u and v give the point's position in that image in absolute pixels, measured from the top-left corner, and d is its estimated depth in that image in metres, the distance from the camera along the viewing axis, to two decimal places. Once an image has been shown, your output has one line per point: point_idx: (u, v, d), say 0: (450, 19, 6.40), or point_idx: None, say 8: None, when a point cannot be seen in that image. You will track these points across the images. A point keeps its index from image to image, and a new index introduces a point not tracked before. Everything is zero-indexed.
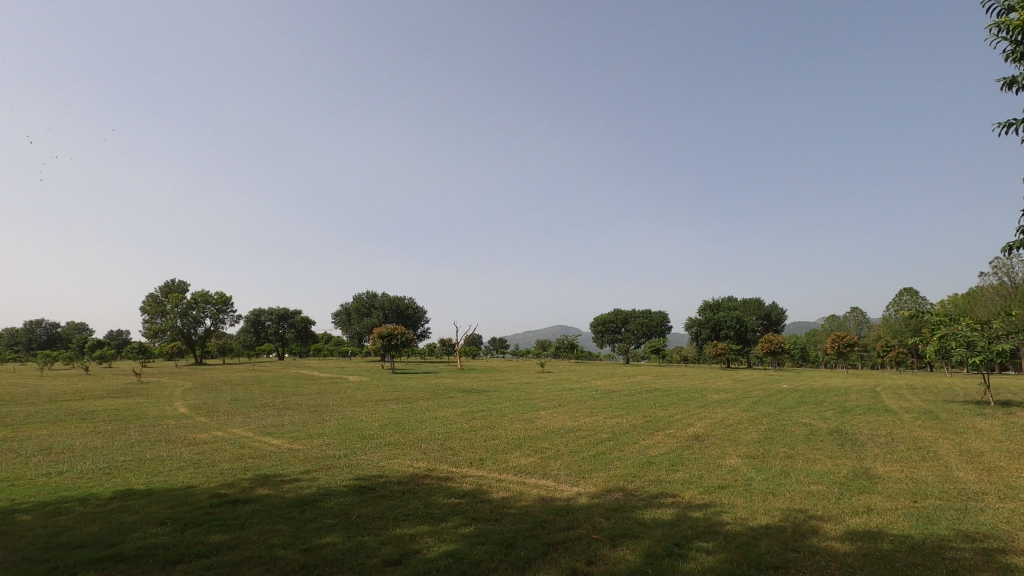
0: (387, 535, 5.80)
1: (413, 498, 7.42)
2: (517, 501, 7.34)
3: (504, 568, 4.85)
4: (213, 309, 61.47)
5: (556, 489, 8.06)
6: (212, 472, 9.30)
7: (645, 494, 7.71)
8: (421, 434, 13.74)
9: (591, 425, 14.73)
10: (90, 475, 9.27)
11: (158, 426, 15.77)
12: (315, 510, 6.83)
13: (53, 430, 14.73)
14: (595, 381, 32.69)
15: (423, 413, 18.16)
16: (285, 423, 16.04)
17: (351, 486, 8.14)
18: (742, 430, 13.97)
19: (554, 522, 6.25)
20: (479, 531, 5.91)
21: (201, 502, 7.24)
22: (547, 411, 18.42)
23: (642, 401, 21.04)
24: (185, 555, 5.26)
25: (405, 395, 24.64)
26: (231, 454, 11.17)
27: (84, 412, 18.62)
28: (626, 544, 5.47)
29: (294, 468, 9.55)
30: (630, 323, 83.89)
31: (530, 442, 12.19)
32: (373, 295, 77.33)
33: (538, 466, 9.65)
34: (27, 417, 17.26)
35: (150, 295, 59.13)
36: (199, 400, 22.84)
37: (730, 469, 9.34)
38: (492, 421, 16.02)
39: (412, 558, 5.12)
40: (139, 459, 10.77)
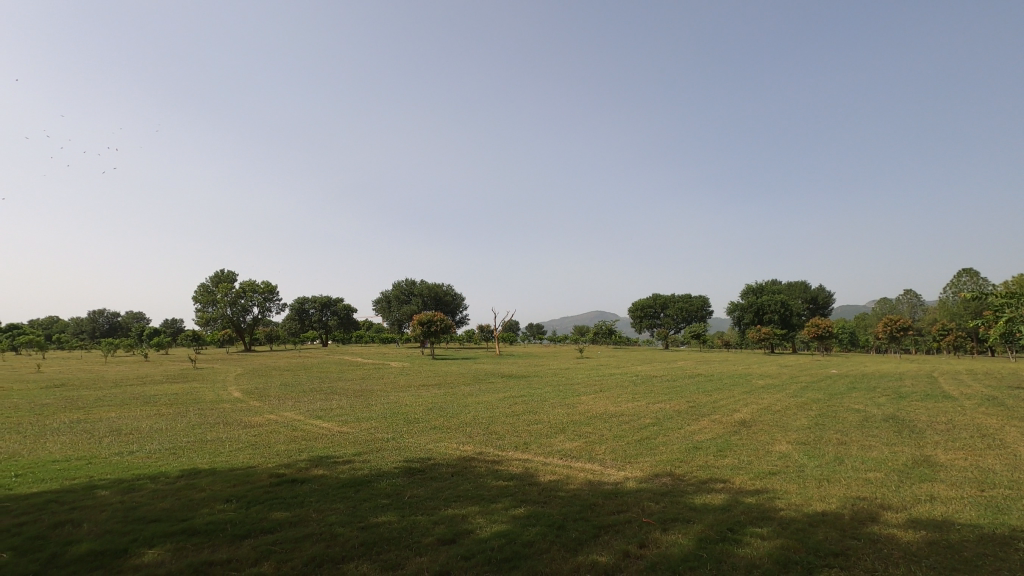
0: (440, 515, 5.95)
1: (462, 480, 7.57)
2: (565, 484, 7.42)
3: (556, 549, 4.92)
4: (261, 298, 63.61)
5: (602, 473, 8.08)
6: (269, 453, 9.72)
7: (694, 479, 7.64)
8: (464, 418, 13.98)
9: (634, 411, 14.66)
10: (157, 455, 9.84)
11: (215, 409, 16.56)
12: (368, 490, 7.05)
13: (121, 413, 15.66)
14: (636, 366, 32.45)
15: (466, 398, 18.43)
16: (333, 407, 16.55)
17: (401, 468, 8.37)
18: (791, 416, 13.63)
19: (603, 506, 6.28)
20: (529, 513, 5.99)
21: (261, 481, 7.59)
22: (588, 396, 18.34)
23: (685, 387, 20.72)
24: (251, 531, 5.53)
25: (447, 380, 25.06)
26: (286, 437, 11.64)
27: (147, 396, 19.67)
28: (678, 528, 5.44)
29: (345, 450, 9.88)
30: (670, 308, 82.52)
31: (573, 427, 12.21)
32: (412, 283, 78.35)
33: (583, 450, 9.68)
34: (96, 400, 18.43)
35: (202, 285, 61.63)
36: (251, 385, 23.85)
37: (780, 455, 9.15)
38: (534, 406, 16.10)
39: (465, 538, 5.23)
40: (200, 440, 11.35)
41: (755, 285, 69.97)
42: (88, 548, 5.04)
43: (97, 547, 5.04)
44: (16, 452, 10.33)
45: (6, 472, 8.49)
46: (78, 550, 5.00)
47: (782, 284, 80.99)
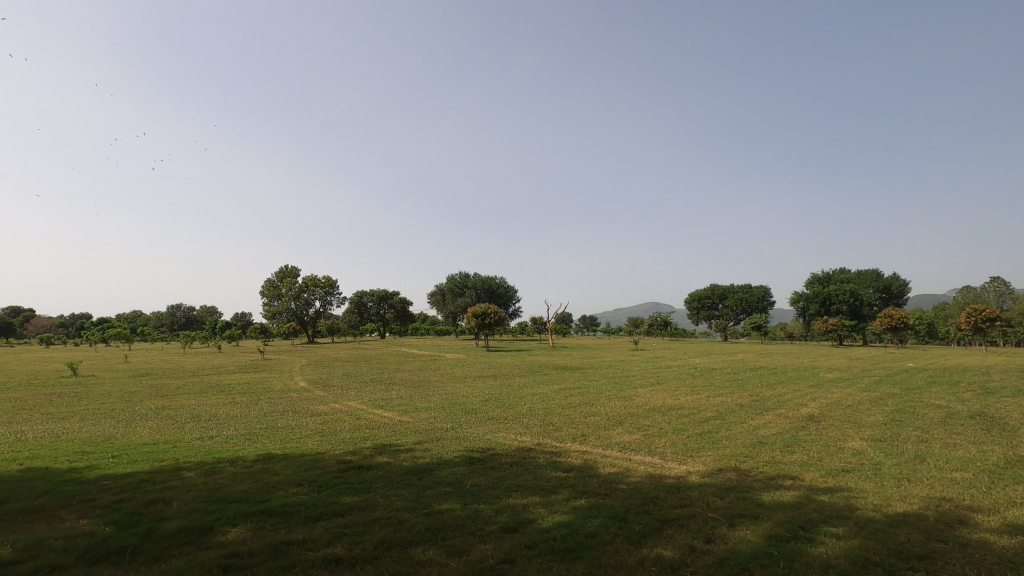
0: (502, 504, 6.04)
1: (522, 471, 7.64)
2: (626, 476, 7.36)
3: (620, 541, 4.88)
4: (322, 292, 66.13)
5: (663, 467, 7.95)
6: (335, 440, 10.14)
7: (760, 475, 7.39)
8: (521, 410, 14.08)
9: (694, 404, 14.33)
10: (234, 440, 10.46)
11: (284, 398, 17.45)
12: (431, 478, 7.25)
13: (200, 401, 16.75)
14: (693, 358, 31.68)
15: (521, 389, 18.56)
16: (393, 397, 17.06)
17: (462, 457, 8.54)
18: (864, 412, 12.91)
19: (665, 499, 6.18)
20: (591, 505, 5.97)
21: (330, 467, 7.94)
22: (645, 389, 18.05)
23: (747, 380, 20.01)
24: (323, 513, 5.80)
25: (502, 372, 25.33)
26: (350, 425, 12.12)
27: (223, 385, 20.95)
28: (745, 525, 5.29)
29: (407, 438, 10.16)
30: (728, 299, 79.84)
31: (631, 419, 12.06)
32: (465, 276, 79.31)
33: (642, 443, 9.54)
34: (178, 389, 19.82)
35: (268, 281, 64.78)
36: (316, 376, 24.89)
37: (854, 452, 8.70)
38: (590, 398, 16.00)
39: (528, 527, 5.29)
40: (272, 427, 11.99)
41: (821, 274, 66.51)
42: (180, 524, 5.43)
43: (186, 524, 5.43)
44: (111, 435, 11.25)
45: (103, 453, 9.27)
46: (170, 526, 5.40)
47: (851, 273, 76.41)
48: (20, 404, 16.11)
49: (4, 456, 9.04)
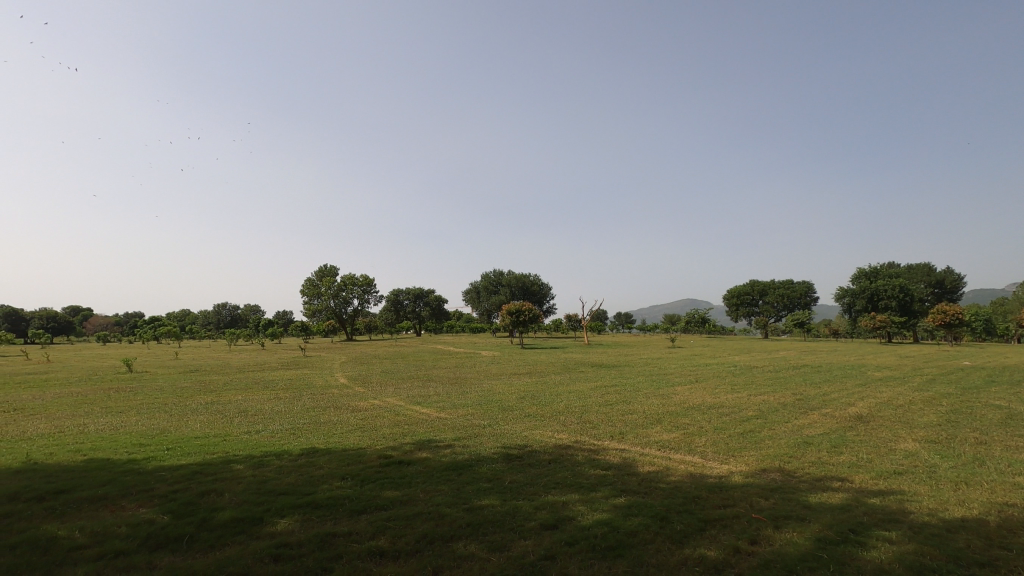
0: (541, 501, 6.06)
1: (560, 468, 7.64)
2: (666, 475, 7.28)
3: (661, 541, 4.84)
4: (360, 291, 67.46)
5: (704, 466, 7.82)
6: (375, 435, 10.35)
7: (807, 476, 7.18)
8: (557, 407, 14.08)
9: (735, 402, 14.02)
10: (279, 434, 10.81)
11: (325, 394, 17.90)
12: (470, 473, 7.32)
13: (246, 396, 17.36)
14: (733, 356, 30.97)
15: (557, 386, 18.53)
16: (431, 394, 17.29)
17: (500, 453, 8.60)
18: (916, 412, 12.38)
19: (707, 499, 6.08)
20: (631, 503, 5.93)
21: (371, 461, 8.12)
22: (684, 386, 17.77)
23: (789, 378, 19.43)
24: (366, 506, 5.94)
25: (538, 369, 25.34)
26: (390, 421, 12.36)
27: (267, 381, 21.64)
28: (792, 527, 5.16)
29: (446, 434, 10.30)
30: (769, 296, 77.67)
31: (670, 418, 11.87)
32: (500, 273, 79.53)
33: (682, 442, 9.39)
34: (225, 385, 20.60)
35: (308, 280, 66.49)
36: (355, 372, 25.46)
37: (906, 453, 8.37)
38: (627, 396, 15.84)
39: (568, 524, 5.29)
40: (315, 422, 12.33)
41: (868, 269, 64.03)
42: (231, 515, 5.65)
43: (238, 515, 5.65)
44: (166, 428, 11.80)
45: (159, 445, 9.73)
46: (223, 516, 5.63)
47: (901, 267, 73.24)
48: (82, 398, 17.04)
49: (69, 447, 9.59)
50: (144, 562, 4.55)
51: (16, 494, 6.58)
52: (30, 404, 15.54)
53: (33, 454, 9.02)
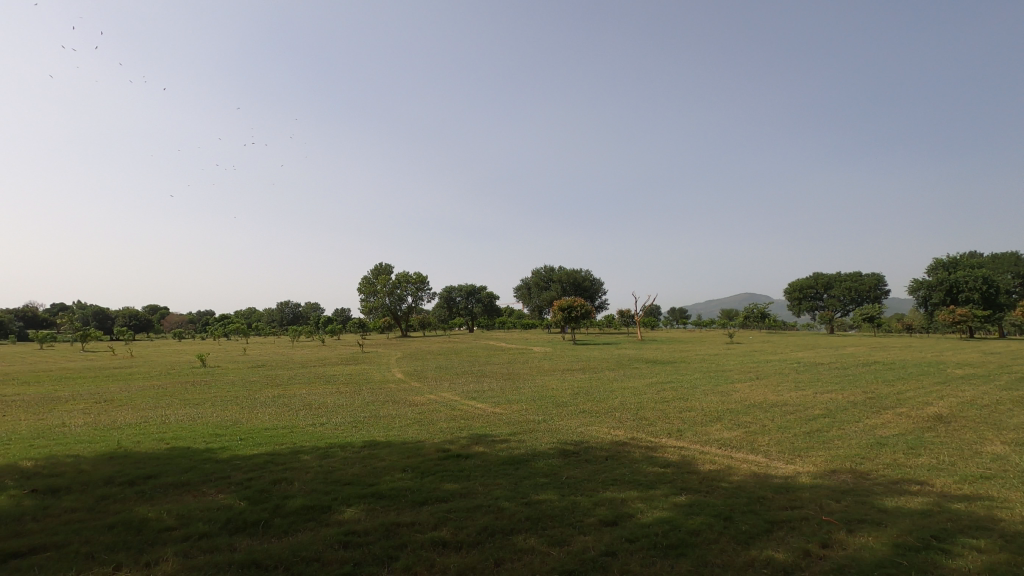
0: (599, 497, 6.02)
1: (618, 464, 7.58)
2: (728, 474, 7.08)
3: (726, 541, 4.72)
4: (414, 288, 68.91)
5: (769, 466, 7.54)
6: (433, 429, 10.57)
7: (882, 478, 6.81)
8: (612, 403, 13.95)
9: (800, 400, 13.44)
10: (343, 427, 11.23)
11: (384, 389, 18.46)
12: (527, 468, 7.38)
13: (309, 390, 18.11)
14: (796, 353, 29.61)
15: (611, 383, 18.33)
16: (485, 389, 17.50)
17: (556, 449, 8.61)
18: (1006, 412, 11.46)
19: (774, 500, 5.87)
20: (692, 502, 5.81)
21: (430, 454, 8.31)
22: (744, 383, 17.19)
23: (859, 376, 18.41)
24: (427, 498, 6.10)
25: (591, 365, 25.13)
26: (446, 415, 12.60)
27: (329, 376, 22.52)
28: (867, 531, 4.92)
29: (501, 429, 10.40)
30: (834, 289, 73.90)
31: (730, 416, 11.53)
32: (551, 269, 79.34)
33: (744, 441, 9.10)
34: (290, 379, 21.62)
35: (364, 278, 68.55)
36: (411, 367, 26.08)
37: (995, 457, 7.78)
38: (684, 392, 15.48)
39: (628, 521, 5.25)
40: (375, 416, 12.73)
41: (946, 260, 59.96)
42: (302, 502, 5.94)
43: (308, 503, 5.93)
44: (238, 420, 12.51)
45: (232, 435, 10.33)
46: (295, 503, 5.92)
47: (985, 257, 67.82)
48: (163, 391, 18.26)
49: (154, 436, 10.32)
50: (225, 544, 4.85)
51: (111, 478, 7.15)
52: (117, 396, 16.77)
53: (122, 442, 9.76)
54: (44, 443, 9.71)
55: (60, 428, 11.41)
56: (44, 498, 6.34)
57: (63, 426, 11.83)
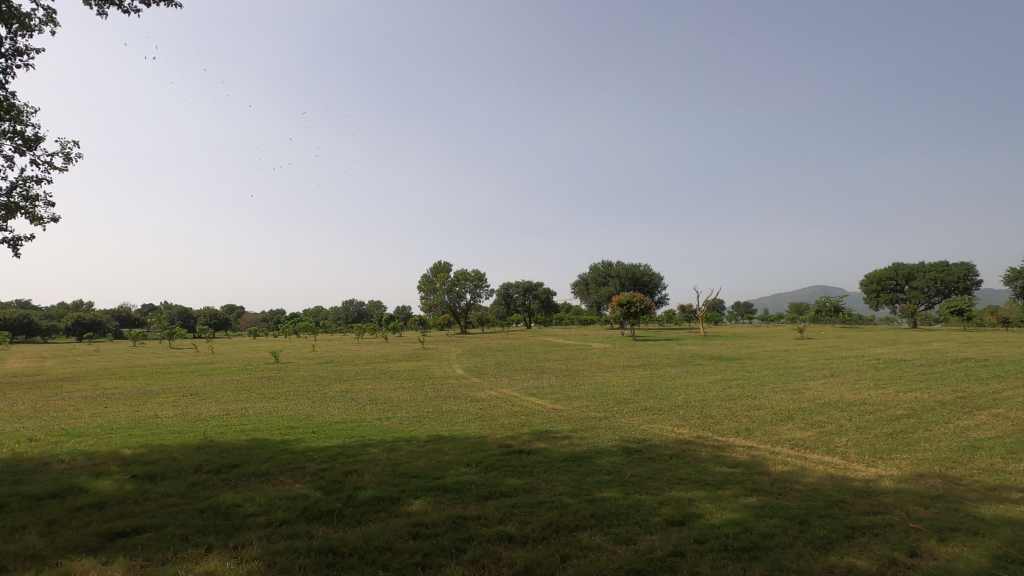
0: (665, 496, 5.92)
1: (683, 463, 7.41)
2: (803, 476, 6.77)
3: (802, 545, 4.52)
4: (472, 285, 69.76)
5: (847, 468, 7.15)
6: (494, 425, 10.70)
7: (976, 484, 6.30)
8: (675, 400, 13.62)
9: (879, 399, 12.63)
10: (408, 421, 11.60)
11: (445, 384, 18.89)
12: (590, 465, 7.34)
13: (375, 386, 18.74)
14: (875, 348, 27.81)
15: (674, 380, 17.90)
16: (544, 386, 17.52)
17: (619, 446, 8.52)
18: None
19: (853, 504, 5.56)
20: (764, 504, 5.60)
21: (493, 450, 8.43)
22: (817, 381, 16.36)
23: (948, 374, 17.06)
24: (492, 493, 6.19)
25: (652, 361, 24.64)
26: (507, 411, 12.73)
27: (393, 371, 23.28)
28: (961, 540, 4.57)
29: (562, 426, 10.37)
30: (916, 281, 68.73)
31: (803, 415, 10.98)
32: (608, 265, 78.41)
33: (819, 441, 8.67)
34: (356, 374, 22.52)
35: (424, 276, 70.17)
36: (471, 364, 26.50)
37: None
38: (752, 390, 14.92)
39: (696, 522, 5.13)
40: (438, 411, 13.04)
41: None
42: (372, 493, 6.18)
43: (378, 494, 6.16)
44: (311, 413, 13.15)
45: (305, 428, 10.88)
46: (365, 494, 6.17)
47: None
48: (242, 385, 19.45)
49: (235, 428, 11.01)
50: (304, 531, 5.13)
51: (200, 466, 7.71)
52: (201, 390, 18.00)
53: (208, 433, 10.48)
54: (141, 433, 10.58)
55: (154, 419, 12.42)
56: (143, 483, 6.93)
57: (156, 417, 12.85)
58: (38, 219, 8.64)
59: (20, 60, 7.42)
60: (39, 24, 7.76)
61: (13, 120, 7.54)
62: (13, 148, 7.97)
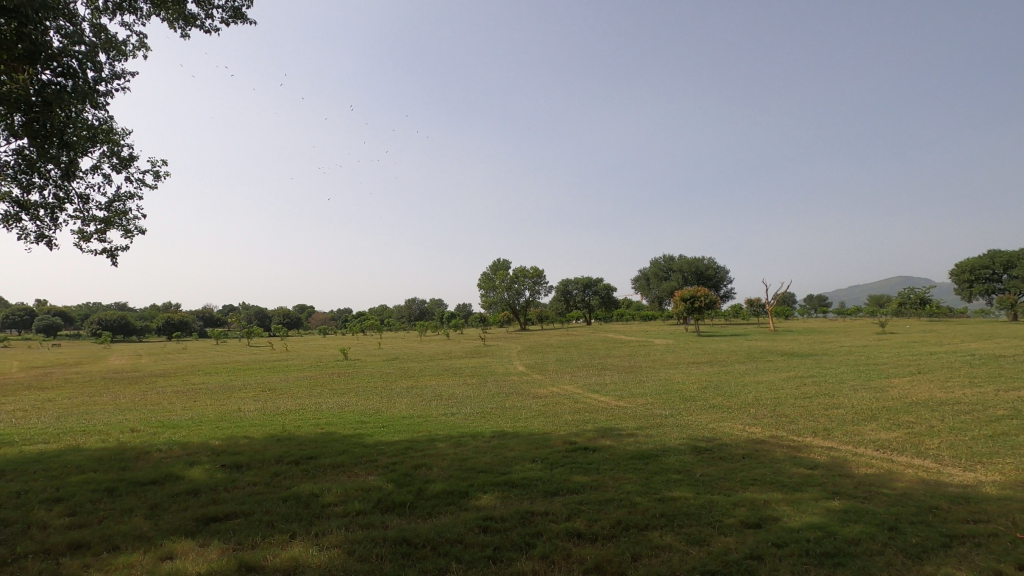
0: (739, 498, 5.72)
1: (758, 464, 7.13)
2: (891, 480, 6.34)
3: (893, 553, 4.25)
4: (531, 282, 69.71)
5: (941, 472, 6.64)
6: (558, 422, 10.69)
7: None
8: (745, 398, 13.11)
9: (977, 398, 11.62)
10: (472, 417, 11.80)
11: (507, 381, 19.07)
12: (658, 464, 7.20)
13: (439, 382, 19.22)
14: (969, 343, 25.56)
15: (743, 377, 17.20)
16: (607, 383, 17.33)
17: (687, 445, 8.30)
18: None
19: (950, 511, 5.16)
20: (849, 508, 5.29)
21: (558, 446, 8.43)
22: (903, 379, 15.21)
23: None
24: (559, 489, 6.20)
25: (719, 357, 23.81)
26: (570, 407, 12.68)
27: (456, 368, 23.73)
28: None
29: (627, 423, 10.23)
30: (1015, 269, 62.46)
31: (888, 415, 10.28)
32: (670, 259, 76.42)
33: (908, 443, 8.09)
34: (421, 371, 23.12)
35: (484, 274, 70.91)
36: (532, 361, 26.57)
37: None
38: (830, 388, 14.10)
39: (773, 524, 4.93)
40: (502, 407, 13.19)
41: None
42: (441, 487, 6.33)
43: (447, 488, 6.31)
44: (380, 408, 13.64)
45: (375, 423, 11.30)
46: (435, 488, 6.33)
47: None
48: (315, 381, 20.42)
49: (311, 422, 11.58)
50: (379, 521, 5.33)
51: (281, 457, 8.18)
52: (279, 386, 19.07)
53: (286, 427, 11.10)
54: (228, 425, 11.35)
55: (238, 413, 13.29)
56: (231, 472, 7.43)
57: (239, 410, 13.73)
58: (130, 232, 9.41)
59: (118, 85, 8.09)
60: (133, 50, 8.42)
61: (111, 141, 8.24)
62: (110, 166, 8.70)
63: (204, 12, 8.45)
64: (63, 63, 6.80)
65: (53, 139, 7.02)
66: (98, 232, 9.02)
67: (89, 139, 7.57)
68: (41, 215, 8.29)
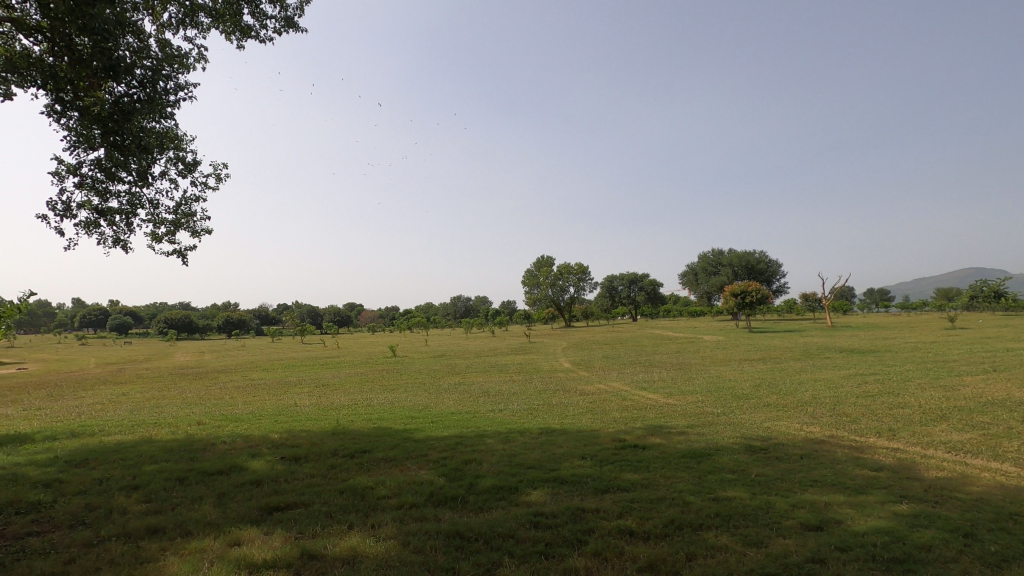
0: (798, 499, 5.53)
1: (818, 465, 6.86)
2: (966, 484, 5.97)
3: (969, 561, 4.01)
4: (575, 278, 69.34)
5: (1021, 477, 6.21)
6: (607, 419, 10.60)
7: None
8: (802, 397, 12.63)
9: None
10: (520, 413, 11.85)
11: (553, 378, 19.04)
12: (712, 463, 7.03)
13: (485, 378, 19.37)
14: None
15: (799, 374, 16.56)
16: (655, 380, 17.03)
17: (741, 444, 8.08)
18: None
19: None
20: (918, 513, 5.03)
21: (607, 444, 8.36)
22: (976, 377, 14.28)
23: None
24: (610, 486, 6.15)
25: (773, 354, 23.01)
26: (619, 405, 12.55)
27: (502, 365, 23.90)
28: None
29: (677, 421, 10.03)
30: None
31: (960, 415, 9.68)
32: (719, 253, 74.30)
33: (984, 445, 7.59)
34: (467, 367, 23.38)
35: (528, 271, 71.01)
36: (578, 357, 26.44)
37: None
38: (893, 386, 13.40)
39: (835, 527, 4.74)
40: (548, 403, 13.20)
41: None
42: (491, 482, 6.39)
43: (497, 483, 6.37)
44: (428, 404, 13.89)
45: (424, 418, 11.52)
46: (486, 483, 6.40)
47: None
48: (365, 377, 21.01)
49: (364, 417, 11.92)
50: (432, 514, 5.45)
51: (336, 451, 8.47)
52: (331, 382, 19.71)
53: (340, 421, 11.48)
54: (286, 419, 11.84)
55: (295, 408, 13.83)
56: (291, 464, 7.75)
57: (295, 405, 14.27)
58: (196, 233, 9.93)
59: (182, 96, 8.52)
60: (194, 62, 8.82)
61: (178, 148, 8.70)
62: (177, 172, 9.18)
63: (258, 23, 8.80)
64: (135, 75, 7.22)
65: (128, 149, 7.49)
66: (169, 235, 9.56)
67: (159, 147, 8.03)
68: (118, 220, 8.85)
